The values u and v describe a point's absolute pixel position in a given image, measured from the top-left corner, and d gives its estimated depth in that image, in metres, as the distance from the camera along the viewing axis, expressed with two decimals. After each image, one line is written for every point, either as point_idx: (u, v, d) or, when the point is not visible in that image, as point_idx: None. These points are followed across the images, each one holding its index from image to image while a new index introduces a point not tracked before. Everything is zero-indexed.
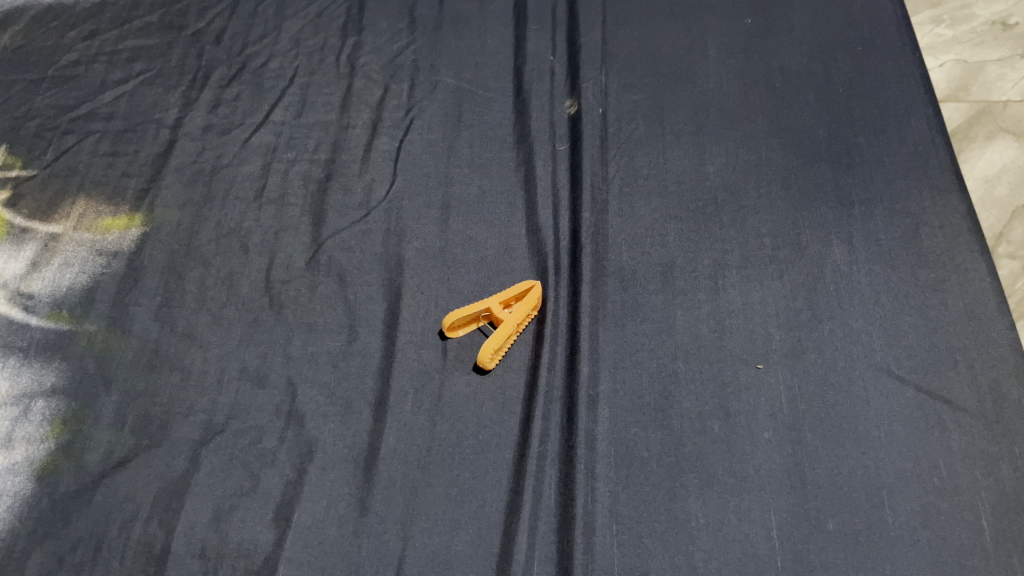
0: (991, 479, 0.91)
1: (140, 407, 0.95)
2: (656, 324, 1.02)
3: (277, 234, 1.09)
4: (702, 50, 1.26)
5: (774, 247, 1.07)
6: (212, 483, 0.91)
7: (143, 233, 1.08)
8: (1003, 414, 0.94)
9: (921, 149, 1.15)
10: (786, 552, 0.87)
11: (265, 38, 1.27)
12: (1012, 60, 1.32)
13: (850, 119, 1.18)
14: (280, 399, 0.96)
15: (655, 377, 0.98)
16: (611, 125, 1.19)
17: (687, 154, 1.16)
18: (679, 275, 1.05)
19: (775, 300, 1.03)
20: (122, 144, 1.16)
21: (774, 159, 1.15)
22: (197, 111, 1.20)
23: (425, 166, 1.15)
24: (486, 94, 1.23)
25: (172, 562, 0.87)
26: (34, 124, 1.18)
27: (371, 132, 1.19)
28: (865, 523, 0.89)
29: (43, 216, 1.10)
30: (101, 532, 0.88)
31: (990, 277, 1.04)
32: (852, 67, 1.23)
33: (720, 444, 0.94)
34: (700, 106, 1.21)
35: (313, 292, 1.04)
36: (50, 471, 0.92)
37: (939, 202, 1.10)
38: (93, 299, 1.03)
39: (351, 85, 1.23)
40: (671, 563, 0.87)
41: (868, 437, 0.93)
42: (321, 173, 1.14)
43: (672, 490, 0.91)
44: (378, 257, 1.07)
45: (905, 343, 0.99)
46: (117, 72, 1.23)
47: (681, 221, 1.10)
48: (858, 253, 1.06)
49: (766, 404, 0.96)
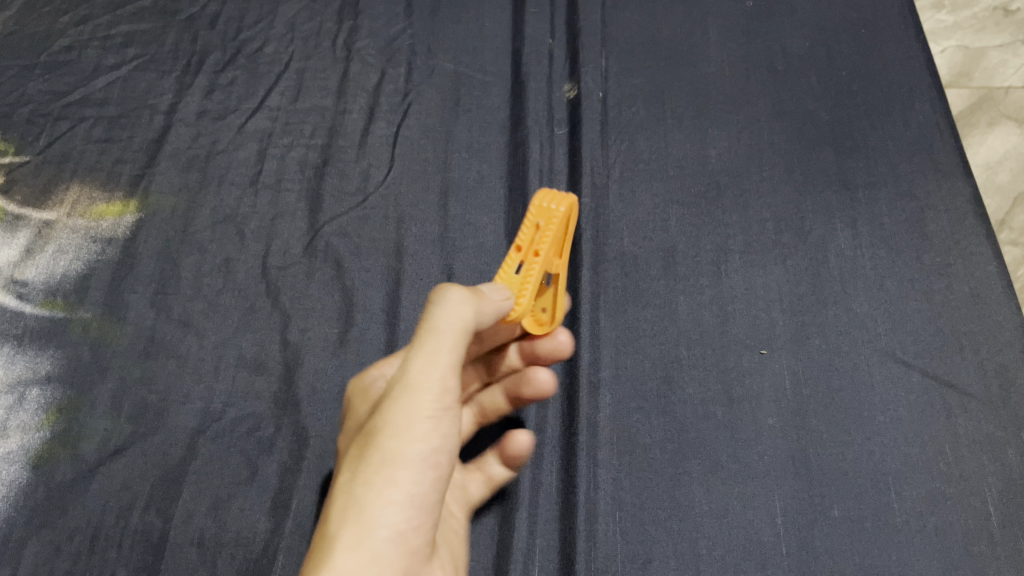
0: (997, 464, 0.90)
1: (136, 395, 0.94)
2: (658, 310, 1.00)
3: (274, 220, 1.07)
4: (703, 33, 1.25)
5: (777, 231, 1.06)
6: (210, 472, 0.90)
7: (139, 219, 1.07)
8: (1010, 399, 0.93)
9: (925, 132, 1.14)
10: (791, 538, 0.86)
11: (260, 23, 1.25)
12: (1014, 45, 1.31)
13: (853, 102, 1.17)
14: (278, 387, 0.95)
15: (658, 364, 0.97)
16: (612, 110, 1.18)
17: (689, 138, 1.15)
18: (681, 260, 1.04)
19: (778, 285, 1.02)
20: (116, 130, 1.15)
21: (776, 142, 1.13)
22: (192, 96, 1.18)
23: (423, 152, 1.14)
24: (484, 79, 1.21)
25: (171, 551, 0.85)
26: (26, 110, 1.16)
27: (368, 117, 1.17)
28: (871, 509, 0.88)
29: (37, 202, 1.08)
30: (98, 522, 0.87)
31: (995, 261, 1.03)
32: (855, 50, 1.22)
33: (723, 431, 0.92)
34: (701, 89, 1.19)
35: (311, 279, 1.03)
36: (45, 460, 0.90)
37: (943, 185, 1.09)
38: (88, 285, 1.02)
39: (347, 70, 1.21)
40: (676, 551, 0.86)
41: (873, 422, 0.93)
42: (318, 159, 1.13)
43: (676, 477, 0.90)
44: (377, 243, 1.06)
45: (909, 328, 0.98)
46: (111, 57, 1.21)
47: (683, 206, 1.08)
48: (862, 237, 1.05)
49: (770, 389, 0.95)
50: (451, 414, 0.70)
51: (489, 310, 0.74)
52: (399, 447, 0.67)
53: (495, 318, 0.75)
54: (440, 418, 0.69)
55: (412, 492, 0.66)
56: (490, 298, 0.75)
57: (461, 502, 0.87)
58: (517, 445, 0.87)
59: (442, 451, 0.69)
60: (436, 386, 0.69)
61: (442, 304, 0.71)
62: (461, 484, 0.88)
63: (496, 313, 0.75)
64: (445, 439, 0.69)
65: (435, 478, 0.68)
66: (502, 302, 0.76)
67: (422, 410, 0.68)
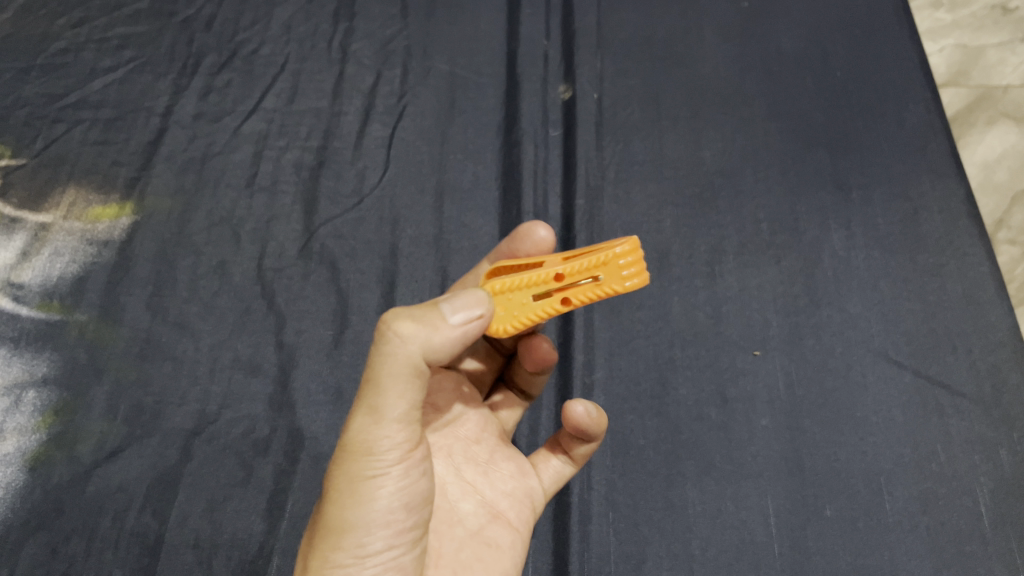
0: (989, 464, 0.90)
1: (132, 397, 0.94)
2: (653, 311, 1.01)
3: (269, 222, 1.08)
4: (699, 34, 1.25)
5: (772, 232, 1.06)
6: (205, 474, 0.90)
7: (134, 222, 1.07)
8: (1002, 399, 0.94)
9: (920, 133, 1.14)
10: (784, 538, 0.86)
11: (255, 25, 1.26)
12: (1012, 44, 1.31)
13: (848, 103, 1.17)
14: (273, 389, 0.96)
15: (652, 365, 0.97)
16: (607, 111, 1.18)
17: (684, 139, 1.15)
18: (675, 261, 1.04)
19: (773, 285, 1.02)
20: (113, 132, 1.15)
21: (771, 143, 1.14)
22: (188, 98, 1.18)
23: (419, 154, 1.14)
24: (480, 80, 1.21)
25: (166, 552, 0.86)
26: (23, 113, 1.16)
27: (364, 119, 1.17)
28: (863, 509, 0.88)
29: (33, 205, 1.08)
30: (94, 524, 0.87)
31: (988, 261, 1.03)
32: (850, 50, 1.22)
33: (717, 432, 0.93)
34: (697, 90, 1.19)
35: (306, 281, 1.03)
36: (41, 462, 0.90)
37: (938, 186, 1.09)
38: (84, 288, 1.02)
39: (342, 72, 1.22)
40: (669, 551, 0.86)
41: (866, 423, 0.93)
42: (313, 161, 1.13)
43: (669, 478, 0.90)
44: (372, 244, 1.06)
45: (903, 328, 0.99)
46: (107, 60, 1.22)
47: (678, 207, 1.09)
48: (856, 238, 1.05)
49: (763, 390, 0.95)
50: (408, 468, 0.60)
51: (439, 347, 0.59)
52: (341, 513, 0.59)
53: (453, 349, 0.60)
54: (391, 478, 0.59)
55: (362, 554, 0.59)
56: (443, 331, 0.59)
57: (530, 493, 0.77)
58: (573, 415, 0.74)
59: (399, 508, 0.60)
60: (377, 448, 0.58)
61: (379, 355, 0.57)
62: (528, 468, 0.79)
63: (453, 347, 0.60)
64: (399, 496, 0.60)
65: (393, 536, 0.60)
66: (460, 333, 0.60)
67: (361, 473, 0.59)
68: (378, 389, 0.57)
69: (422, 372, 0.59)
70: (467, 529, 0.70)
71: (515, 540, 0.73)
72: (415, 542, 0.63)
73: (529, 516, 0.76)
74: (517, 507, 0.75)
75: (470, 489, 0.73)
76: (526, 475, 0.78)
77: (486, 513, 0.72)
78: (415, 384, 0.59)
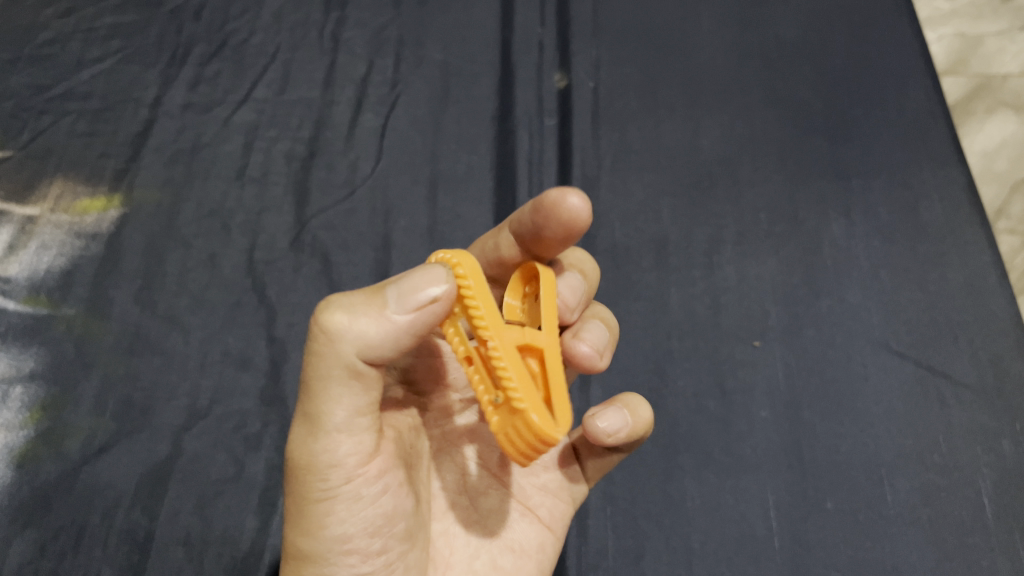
0: (991, 455, 0.89)
1: (122, 392, 0.93)
2: (650, 302, 0.99)
3: (260, 214, 1.06)
4: (696, 22, 1.23)
5: (771, 222, 1.05)
6: (196, 469, 0.89)
7: (123, 215, 1.05)
8: (1004, 390, 0.93)
9: (919, 120, 1.12)
10: (784, 531, 0.85)
11: (246, 15, 1.24)
12: (1011, 32, 1.30)
13: (847, 91, 1.15)
14: (264, 382, 0.94)
15: (649, 357, 0.95)
16: (603, 100, 1.16)
17: (681, 128, 1.13)
18: (673, 251, 1.03)
19: (772, 276, 1.01)
20: (101, 124, 1.13)
21: (770, 131, 1.12)
22: (177, 88, 1.16)
23: (412, 144, 1.12)
24: (474, 69, 1.19)
25: (157, 549, 0.84)
26: (9, 104, 1.13)
27: (356, 109, 1.15)
28: (864, 502, 0.87)
29: (19, 197, 1.06)
30: (82, 522, 0.85)
31: (989, 250, 1.02)
32: (850, 37, 1.20)
33: (716, 423, 0.91)
34: (694, 78, 1.18)
35: (299, 273, 1.01)
36: (27, 460, 0.88)
37: (938, 174, 1.08)
38: (72, 281, 1.00)
39: (334, 61, 1.20)
40: (668, 545, 0.85)
41: (867, 414, 0.91)
42: (304, 151, 1.11)
43: (668, 471, 0.89)
44: (365, 236, 1.04)
45: (903, 318, 0.97)
46: (94, 50, 1.19)
47: (675, 197, 1.07)
48: (856, 227, 1.04)
49: (763, 382, 0.93)
50: (364, 487, 0.58)
51: (377, 344, 0.53)
52: (304, 541, 0.60)
53: (392, 343, 0.54)
54: (342, 501, 0.58)
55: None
56: (384, 323, 0.53)
57: (567, 486, 0.76)
58: (592, 434, 0.66)
59: (360, 532, 0.59)
60: (319, 467, 0.57)
61: (313, 359, 0.54)
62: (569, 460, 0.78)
63: (396, 342, 0.54)
64: (355, 518, 0.59)
65: (361, 558, 0.60)
66: (406, 324, 0.54)
67: (312, 495, 0.58)
68: (312, 399, 0.56)
69: (361, 372, 0.55)
70: (486, 532, 0.69)
71: (546, 541, 0.72)
72: (396, 564, 0.62)
73: (566, 509, 0.75)
74: (550, 502, 0.74)
75: (494, 481, 0.73)
76: (561, 465, 0.77)
77: (513, 509, 0.72)
78: (354, 388, 0.55)
